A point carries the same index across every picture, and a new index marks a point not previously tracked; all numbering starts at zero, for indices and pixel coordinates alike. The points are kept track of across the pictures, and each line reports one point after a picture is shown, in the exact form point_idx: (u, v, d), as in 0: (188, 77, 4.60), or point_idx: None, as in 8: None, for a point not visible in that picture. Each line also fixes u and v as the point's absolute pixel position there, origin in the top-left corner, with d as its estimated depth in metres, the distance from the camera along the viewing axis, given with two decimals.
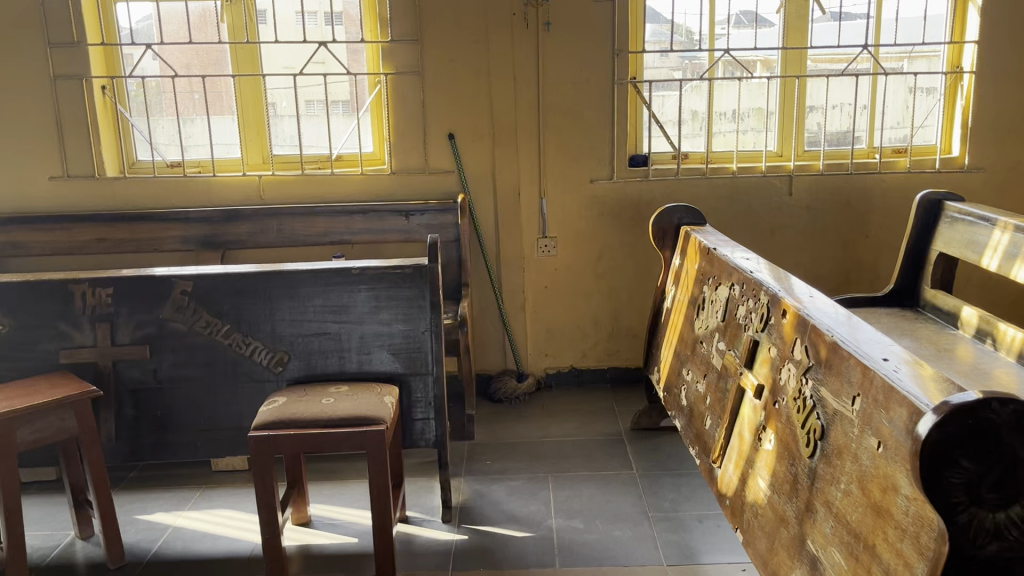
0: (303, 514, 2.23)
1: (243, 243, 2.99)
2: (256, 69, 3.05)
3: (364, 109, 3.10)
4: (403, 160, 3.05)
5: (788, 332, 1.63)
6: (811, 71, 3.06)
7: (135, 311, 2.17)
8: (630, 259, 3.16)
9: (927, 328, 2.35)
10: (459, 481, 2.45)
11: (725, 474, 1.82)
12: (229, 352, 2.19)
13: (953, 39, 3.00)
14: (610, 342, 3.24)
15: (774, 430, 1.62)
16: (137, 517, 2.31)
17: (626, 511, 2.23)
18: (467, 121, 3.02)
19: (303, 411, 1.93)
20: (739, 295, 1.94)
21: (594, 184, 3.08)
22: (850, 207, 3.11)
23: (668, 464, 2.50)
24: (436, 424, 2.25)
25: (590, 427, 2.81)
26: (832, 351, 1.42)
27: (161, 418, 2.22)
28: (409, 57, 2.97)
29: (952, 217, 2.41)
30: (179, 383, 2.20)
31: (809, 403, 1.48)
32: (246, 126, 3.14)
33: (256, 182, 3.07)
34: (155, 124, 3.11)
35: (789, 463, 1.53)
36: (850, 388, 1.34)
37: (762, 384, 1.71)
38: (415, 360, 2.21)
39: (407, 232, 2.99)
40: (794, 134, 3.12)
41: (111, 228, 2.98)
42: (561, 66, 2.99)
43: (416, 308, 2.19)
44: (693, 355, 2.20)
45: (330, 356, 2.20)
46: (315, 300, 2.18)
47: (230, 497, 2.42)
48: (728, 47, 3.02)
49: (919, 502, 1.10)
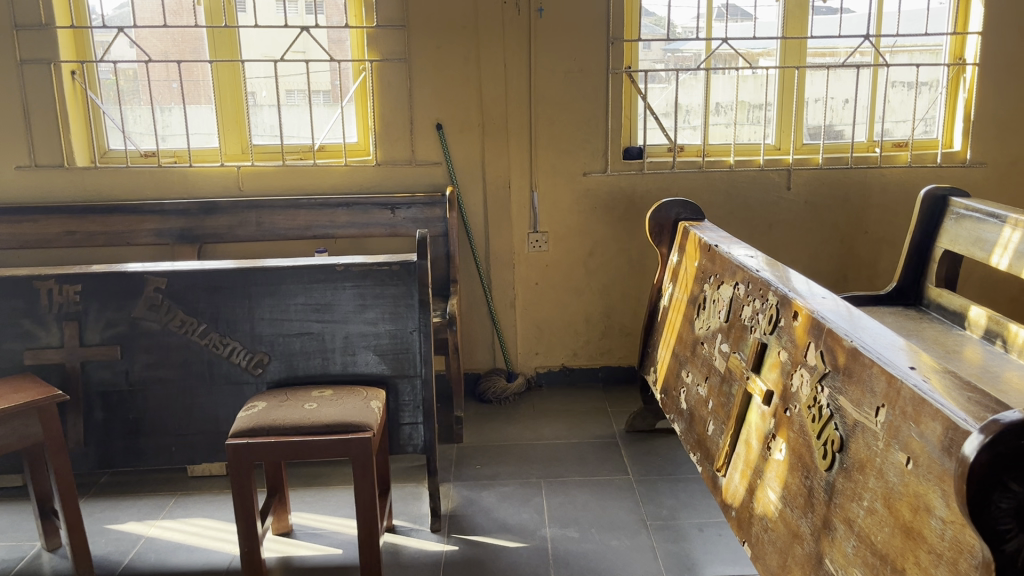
0: (283, 523, 2.11)
1: (221, 237, 2.86)
2: (235, 55, 2.92)
3: (348, 98, 2.98)
4: (389, 151, 2.94)
5: (800, 336, 1.54)
6: (810, 63, 2.97)
7: (104, 309, 2.04)
8: (623, 256, 3.06)
9: (933, 328, 2.28)
10: (448, 487, 2.35)
11: (730, 483, 1.73)
12: (205, 352, 2.07)
13: (956, 30, 2.92)
14: (602, 341, 3.15)
15: (784, 439, 1.54)
16: (107, 527, 2.18)
17: (623, 519, 2.14)
18: (456, 111, 2.91)
19: (284, 417, 1.82)
20: (744, 295, 1.85)
21: (586, 176, 2.98)
22: (848, 202, 3.03)
23: (665, 469, 2.41)
24: (425, 428, 2.15)
25: (583, 429, 2.72)
26: (851, 357, 1.34)
27: (134, 423, 2.09)
28: (395, 42, 2.85)
29: (958, 214, 2.33)
30: (153, 385, 2.08)
31: (825, 412, 1.39)
32: (225, 115, 3.00)
33: (235, 173, 2.94)
34: (129, 112, 2.96)
35: (803, 476, 1.44)
36: (873, 397, 1.25)
37: (771, 390, 1.62)
38: (402, 361, 2.10)
39: (392, 226, 2.88)
40: (793, 128, 3.04)
41: (81, 220, 2.84)
42: (553, 54, 2.88)
43: (403, 306, 2.08)
44: (694, 357, 2.11)
45: (312, 357, 2.08)
46: (297, 298, 2.06)
47: (207, 504, 2.30)
48: (726, 35, 2.92)
49: (957, 527, 1.03)
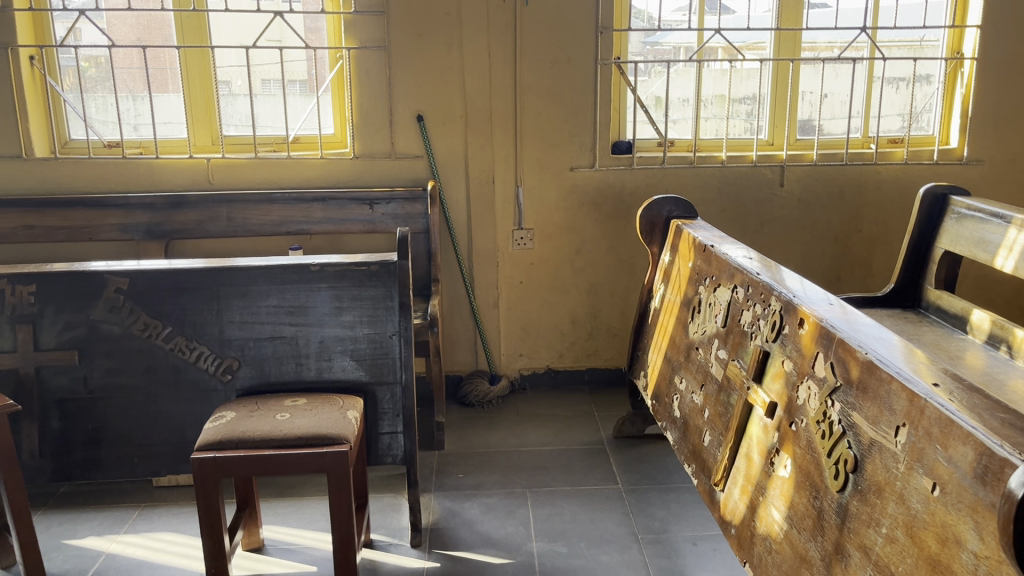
0: (254, 538, 1.99)
1: (190, 233, 2.72)
2: (205, 41, 2.77)
3: (324, 88, 2.84)
4: (367, 143, 2.81)
5: (807, 345, 1.45)
6: (804, 56, 2.88)
7: (61, 311, 1.90)
8: (611, 254, 2.97)
9: (934, 332, 2.20)
10: (428, 497, 2.24)
11: (729, 499, 1.64)
12: (171, 357, 1.93)
13: (954, 23, 2.85)
14: (588, 342, 3.05)
15: (790, 455, 1.45)
16: (65, 543, 2.03)
17: (614, 533, 2.04)
18: (438, 102, 2.78)
19: (255, 428, 1.69)
20: (743, 299, 1.76)
21: (574, 171, 2.88)
22: (843, 199, 2.95)
23: (656, 477, 2.32)
24: (405, 437, 2.04)
25: (570, 435, 2.62)
26: (866, 371, 1.24)
27: (95, 432, 1.95)
28: (374, 30, 2.72)
29: (959, 213, 2.26)
30: (114, 393, 1.94)
31: (836, 429, 1.30)
32: (194, 104, 2.85)
33: (205, 166, 2.79)
34: (91, 100, 2.80)
35: (812, 496, 1.35)
36: (892, 416, 1.17)
37: (773, 402, 1.53)
38: (381, 367, 1.99)
39: (371, 222, 2.76)
40: (786, 123, 2.95)
41: (40, 214, 2.67)
42: (539, 43, 2.76)
43: (383, 309, 1.96)
44: (688, 363, 2.01)
45: (285, 363, 1.96)
46: (269, 300, 1.94)
47: (172, 516, 2.16)
48: (719, 27, 2.82)
49: (993, 563, 0.94)
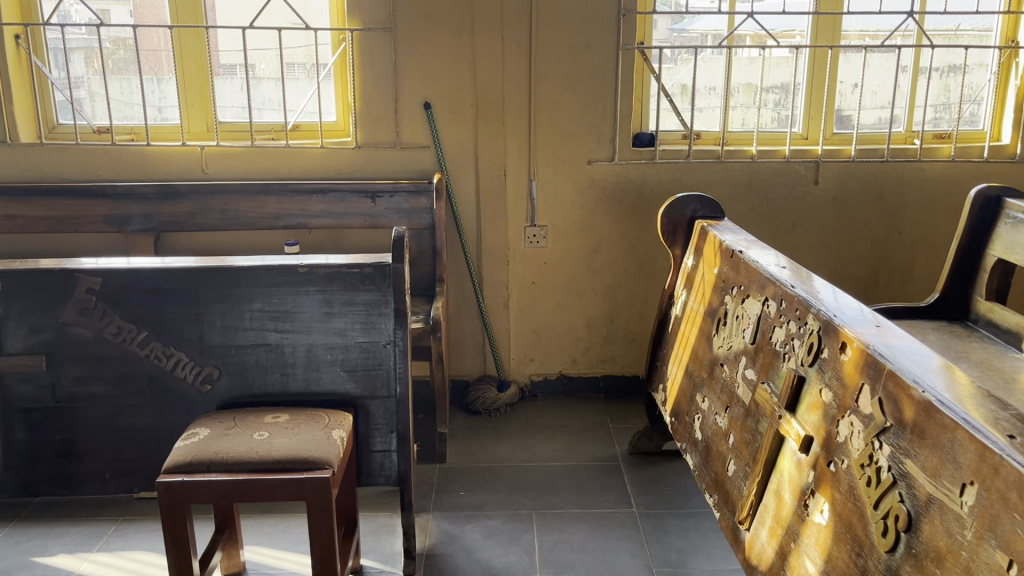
0: (234, 562, 1.82)
1: (180, 225, 2.57)
2: (200, 20, 2.61)
3: (326, 72, 2.67)
4: (371, 132, 2.63)
5: (849, 374, 1.25)
6: (844, 43, 2.66)
7: (28, 314, 1.73)
8: (630, 254, 2.78)
9: (983, 349, 2.00)
10: (426, 518, 2.07)
11: (755, 540, 1.47)
12: (145, 365, 1.77)
13: (1009, 9, 2.63)
14: (604, 347, 2.87)
15: (827, 500, 1.26)
16: (33, 561, 1.89)
17: (625, 566, 1.86)
18: (445, 89, 2.60)
19: (229, 448, 1.53)
20: (776, 314, 1.56)
21: (592, 165, 2.69)
22: (883, 199, 2.74)
23: (673, 501, 2.14)
24: (399, 456, 1.88)
25: (581, 449, 2.45)
26: (923, 413, 1.05)
27: (64, 445, 1.80)
28: (380, 10, 2.54)
29: (1015, 217, 2.05)
30: (84, 402, 1.78)
31: (886, 477, 1.11)
32: (189, 89, 2.69)
33: (199, 154, 2.63)
34: (79, 82, 2.65)
35: (854, 551, 1.17)
36: (956, 471, 0.98)
37: (809, 436, 1.34)
38: (374, 379, 1.83)
39: (372, 217, 2.59)
40: (823, 116, 2.74)
41: (23, 204, 2.53)
42: (556, 25, 2.57)
43: (376, 316, 1.79)
44: (711, 381, 1.83)
45: (270, 372, 1.80)
46: (253, 304, 1.77)
47: (151, 532, 2.01)
48: (751, 11, 2.61)
49: None
